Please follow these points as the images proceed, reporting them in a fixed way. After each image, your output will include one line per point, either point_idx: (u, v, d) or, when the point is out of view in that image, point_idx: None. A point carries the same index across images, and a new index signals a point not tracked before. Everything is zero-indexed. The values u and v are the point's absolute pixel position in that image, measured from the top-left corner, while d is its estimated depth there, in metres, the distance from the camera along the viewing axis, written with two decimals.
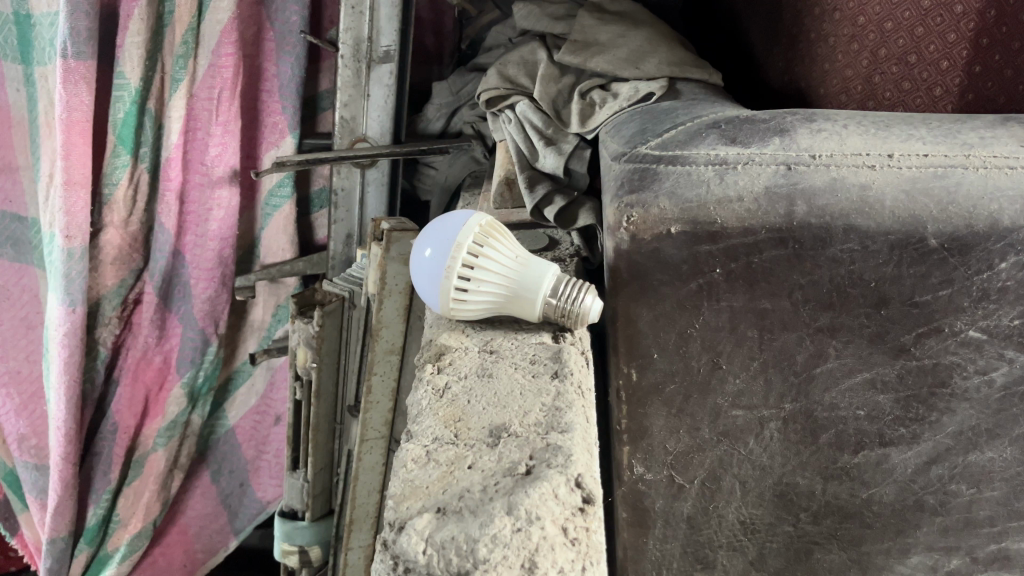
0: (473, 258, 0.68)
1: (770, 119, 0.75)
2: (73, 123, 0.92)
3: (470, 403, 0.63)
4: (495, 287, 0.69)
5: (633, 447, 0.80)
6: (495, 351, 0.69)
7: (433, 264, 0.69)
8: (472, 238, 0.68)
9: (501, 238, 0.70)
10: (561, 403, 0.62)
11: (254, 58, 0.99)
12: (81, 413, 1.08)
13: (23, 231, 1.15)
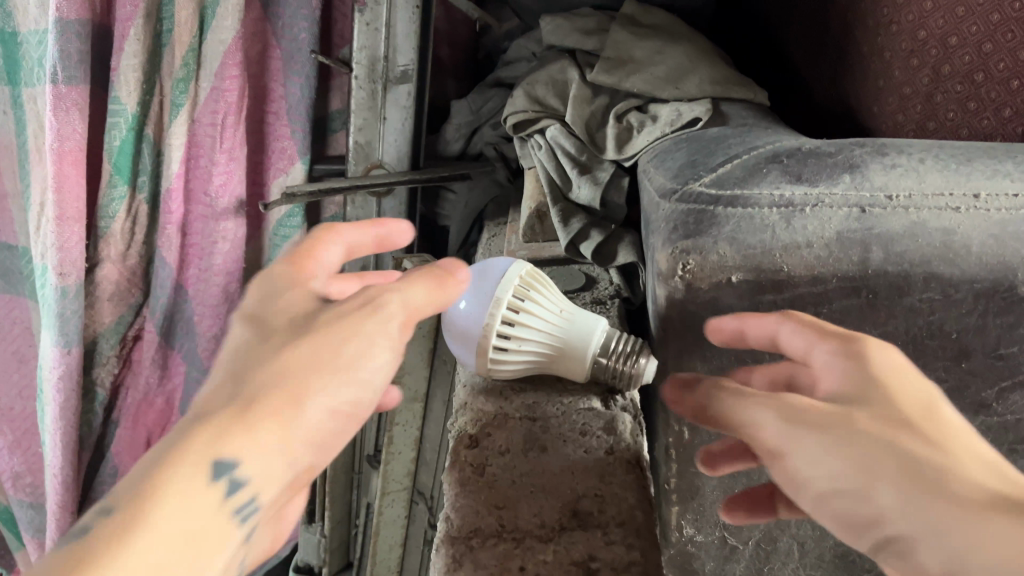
0: (512, 316, 0.61)
1: (837, 152, 0.68)
2: (65, 153, 0.84)
3: (516, 486, 0.61)
4: (537, 344, 0.63)
5: (685, 510, 0.73)
6: (537, 417, 0.65)
7: (469, 323, 0.61)
8: (512, 292, 0.61)
9: (542, 290, 0.63)
10: (615, 489, 0.61)
11: (260, 77, 0.92)
12: (78, 458, 1.01)
13: (14, 260, 1.08)
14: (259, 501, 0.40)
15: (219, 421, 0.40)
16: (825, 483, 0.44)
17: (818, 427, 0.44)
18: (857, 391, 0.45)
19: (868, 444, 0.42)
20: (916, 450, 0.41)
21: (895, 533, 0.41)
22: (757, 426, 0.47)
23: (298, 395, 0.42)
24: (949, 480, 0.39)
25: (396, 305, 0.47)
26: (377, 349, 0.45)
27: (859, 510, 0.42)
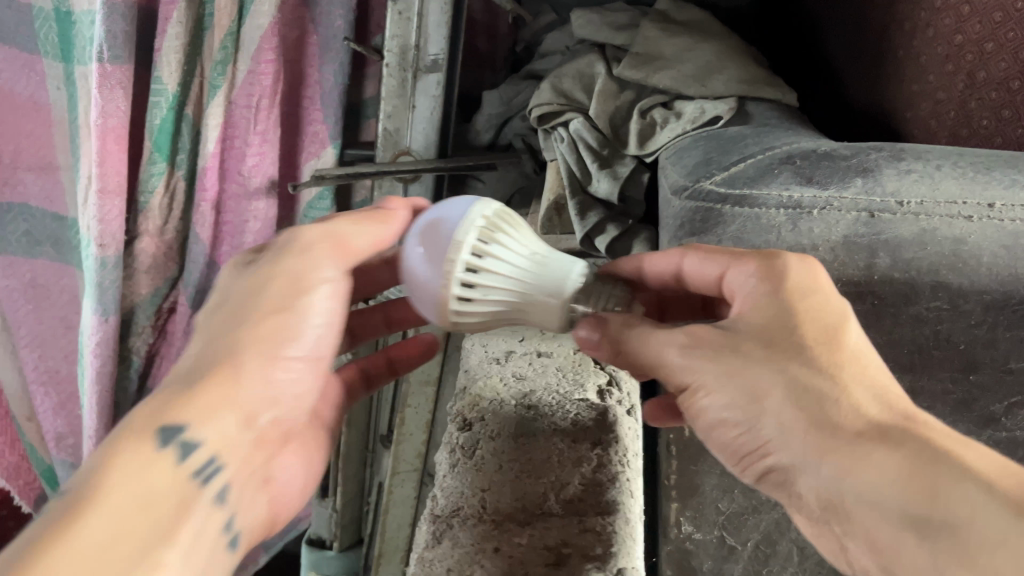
0: (477, 264, 0.54)
1: (852, 154, 0.66)
2: (108, 130, 0.87)
3: (502, 468, 0.65)
4: (503, 296, 0.56)
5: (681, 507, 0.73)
6: (532, 403, 0.69)
7: (429, 273, 0.54)
8: (474, 236, 0.54)
9: (500, 240, 0.56)
10: (602, 474, 0.65)
11: (296, 62, 0.94)
12: (114, 419, 1.06)
13: (63, 231, 1.13)
14: (210, 454, 0.48)
15: (147, 416, 0.46)
16: (718, 413, 0.51)
17: (727, 360, 0.50)
18: (760, 332, 0.51)
19: (773, 385, 0.48)
20: (808, 388, 0.47)
21: (779, 461, 0.48)
22: (664, 357, 0.53)
23: (230, 380, 0.50)
24: (828, 418, 0.46)
25: (315, 239, 0.56)
26: (315, 277, 0.55)
27: (743, 431, 0.50)
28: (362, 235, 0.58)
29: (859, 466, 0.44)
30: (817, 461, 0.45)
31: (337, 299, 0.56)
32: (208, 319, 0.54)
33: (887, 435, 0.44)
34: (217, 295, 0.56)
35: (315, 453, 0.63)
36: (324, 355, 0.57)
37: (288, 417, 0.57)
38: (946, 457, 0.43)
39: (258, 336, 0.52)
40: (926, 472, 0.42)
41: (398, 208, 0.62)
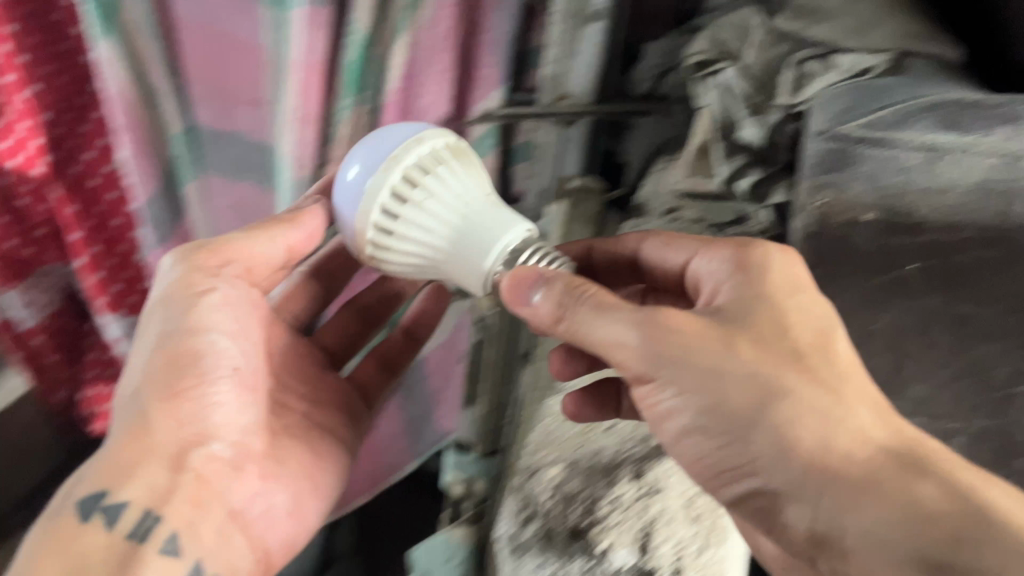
0: (403, 204, 0.63)
1: (997, 106, 0.73)
2: (312, 69, 0.84)
3: None
4: (427, 241, 0.66)
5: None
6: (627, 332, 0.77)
7: (360, 209, 0.63)
8: (410, 168, 0.63)
9: (431, 178, 0.64)
10: None
11: (473, 9, 1.02)
12: None
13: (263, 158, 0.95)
14: (144, 509, 0.67)
15: (115, 461, 0.68)
16: (683, 421, 0.57)
17: (674, 361, 0.56)
18: (723, 337, 0.57)
19: (747, 397, 0.55)
20: (792, 407, 0.54)
21: (763, 476, 0.54)
22: (602, 335, 0.58)
23: (146, 434, 0.69)
24: (801, 454, 0.53)
25: (182, 330, 0.72)
26: (207, 292, 0.73)
27: (728, 441, 0.55)
28: (218, 301, 0.74)
29: (857, 493, 0.51)
30: (816, 486, 0.52)
31: (233, 348, 0.75)
32: (128, 402, 0.70)
33: (873, 483, 0.51)
34: (131, 366, 0.73)
35: (290, 454, 0.80)
36: (246, 375, 0.77)
37: (247, 446, 0.76)
38: (940, 492, 0.50)
39: (174, 442, 0.70)
40: (947, 496, 0.50)
41: (270, 237, 0.74)
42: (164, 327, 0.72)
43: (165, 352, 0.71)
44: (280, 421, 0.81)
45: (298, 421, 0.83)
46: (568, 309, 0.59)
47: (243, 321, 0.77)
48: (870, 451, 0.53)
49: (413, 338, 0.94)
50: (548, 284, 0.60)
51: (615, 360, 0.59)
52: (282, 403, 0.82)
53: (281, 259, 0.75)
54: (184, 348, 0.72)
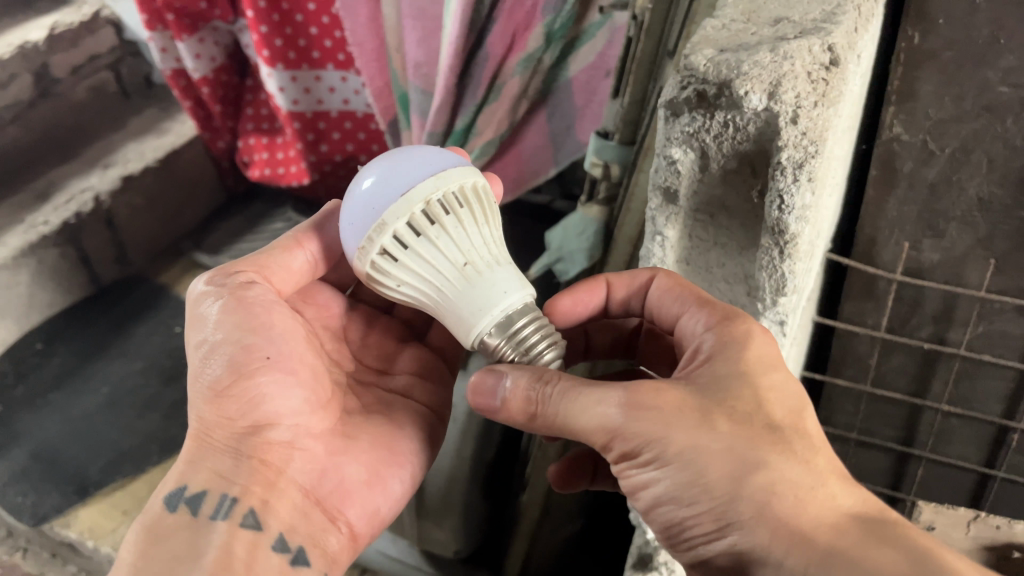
0: (398, 250, 0.28)
1: None
2: None
3: (768, 8, 0.28)
4: (424, 289, 0.30)
5: (888, 103, 0.38)
6: None
7: (350, 246, 0.30)
8: (403, 221, 0.28)
9: (467, 218, 0.29)
10: (837, 11, 0.28)
11: None
12: (221, 80, 0.78)
13: None
14: (201, 488, 0.32)
15: (194, 444, 0.33)
16: (668, 507, 0.26)
17: (652, 440, 0.26)
18: (695, 411, 0.26)
19: (718, 467, 0.25)
20: (765, 485, 0.25)
21: (730, 543, 0.25)
22: (592, 426, 0.26)
23: (204, 441, 0.33)
24: (760, 519, 0.24)
25: (214, 332, 0.33)
26: (286, 271, 0.35)
27: (696, 512, 0.26)
28: (240, 308, 0.33)
29: (836, 573, 0.23)
30: (782, 550, 0.24)
31: (285, 338, 0.34)
32: (193, 403, 0.34)
33: (844, 554, 0.23)
34: (240, 272, 0.34)
35: (368, 430, 0.35)
36: (300, 358, 0.34)
37: (316, 427, 0.34)
38: (929, 564, 0.23)
39: (203, 366, 0.33)
40: (907, 562, 0.23)
41: (293, 249, 0.36)
42: (197, 342, 0.33)
43: (225, 319, 0.33)
44: (347, 404, 0.36)
45: (375, 399, 0.37)
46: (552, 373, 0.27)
47: (280, 324, 0.34)
48: (837, 503, 0.25)
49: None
50: (512, 369, 0.27)
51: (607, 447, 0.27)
52: (361, 384, 0.38)
53: (308, 278, 0.37)
54: (222, 334, 0.33)
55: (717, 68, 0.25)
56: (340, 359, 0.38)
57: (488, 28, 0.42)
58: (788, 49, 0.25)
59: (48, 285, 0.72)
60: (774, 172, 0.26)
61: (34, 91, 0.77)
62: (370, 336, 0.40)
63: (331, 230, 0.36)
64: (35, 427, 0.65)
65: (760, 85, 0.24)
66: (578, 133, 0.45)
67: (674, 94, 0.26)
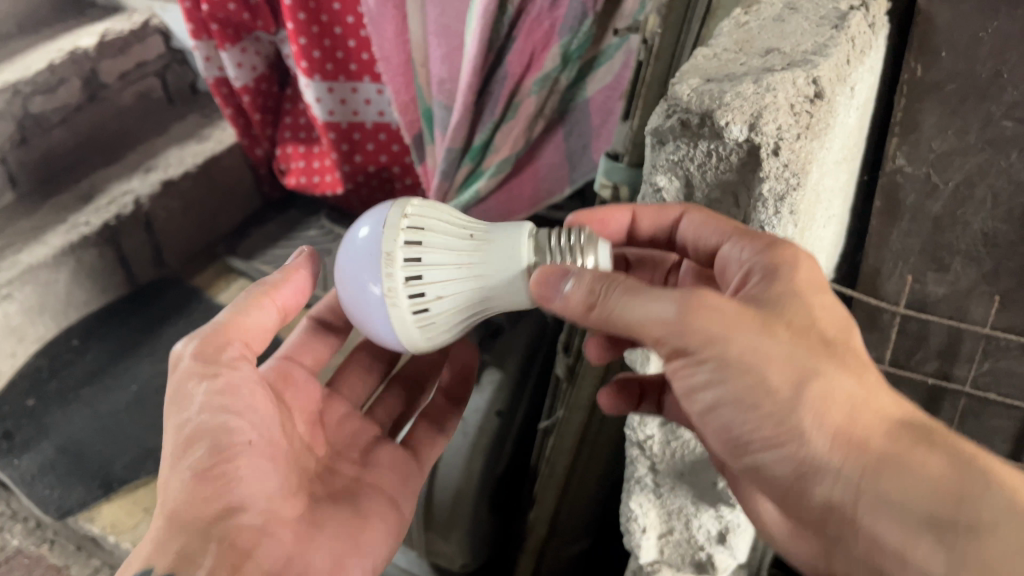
0: (416, 263, 0.28)
1: None
2: None
3: (761, 42, 0.29)
4: (463, 294, 0.29)
5: (891, 133, 0.38)
6: (785, 21, 0.31)
7: (386, 320, 0.29)
8: (396, 236, 0.28)
9: (443, 223, 0.29)
10: (828, 45, 0.28)
11: None
12: (263, 89, 0.80)
13: None
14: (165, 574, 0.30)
15: (164, 523, 0.31)
16: (723, 409, 0.26)
17: (713, 342, 0.25)
18: (755, 319, 0.25)
19: (780, 372, 0.24)
20: (823, 392, 0.24)
21: (787, 452, 0.24)
22: (648, 324, 0.25)
23: (174, 519, 0.31)
24: (820, 425, 0.24)
25: (196, 409, 0.33)
26: (258, 327, 0.35)
27: (754, 417, 0.25)
28: (226, 389, 0.33)
29: (889, 479, 0.23)
30: (839, 456, 0.24)
31: (262, 424, 0.34)
32: (165, 481, 0.32)
33: (897, 459, 0.23)
34: (207, 342, 0.34)
35: (332, 520, 0.35)
36: (277, 445, 0.34)
37: (285, 514, 0.33)
38: (977, 466, 0.23)
39: (184, 449, 0.32)
40: (957, 468, 0.23)
41: (260, 303, 0.35)
42: (178, 419, 0.33)
43: (207, 390, 0.33)
44: (315, 491, 0.36)
45: (345, 490, 0.38)
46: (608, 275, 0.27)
47: (261, 407, 0.34)
48: (888, 411, 0.24)
49: (436, 435, 0.43)
50: (578, 268, 0.27)
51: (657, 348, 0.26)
52: (330, 471, 0.38)
53: (275, 325, 0.37)
54: (203, 418, 0.32)
55: (701, 98, 0.26)
56: (314, 443, 0.38)
57: (508, 47, 0.43)
58: (772, 81, 0.26)
59: (85, 283, 0.74)
60: (758, 203, 0.27)
61: (83, 95, 0.79)
62: (344, 425, 0.41)
63: (300, 276, 0.37)
64: (64, 422, 0.67)
65: (741, 116, 0.25)
66: (594, 152, 0.47)
67: (660, 122, 0.27)
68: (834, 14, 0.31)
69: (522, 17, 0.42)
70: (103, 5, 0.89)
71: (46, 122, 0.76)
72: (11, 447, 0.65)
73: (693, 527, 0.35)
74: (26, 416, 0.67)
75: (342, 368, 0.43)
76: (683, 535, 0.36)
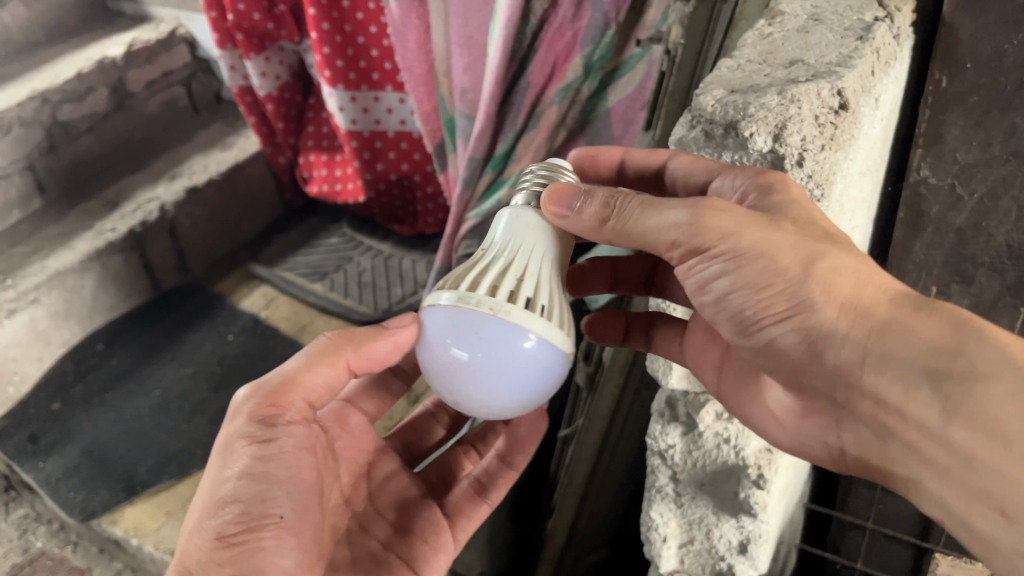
0: (510, 293, 0.27)
1: None
2: None
3: (785, 53, 0.30)
4: (549, 279, 0.28)
5: (915, 145, 0.39)
6: (810, 31, 0.31)
7: (552, 341, 0.27)
8: (473, 297, 0.26)
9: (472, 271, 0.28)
10: (852, 56, 0.29)
11: None
12: (288, 98, 0.81)
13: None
14: None
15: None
16: (733, 296, 0.26)
17: (728, 236, 0.25)
18: (763, 216, 0.25)
19: (787, 254, 0.24)
20: (832, 268, 0.24)
21: (798, 325, 0.24)
22: (663, 231, 0.26)
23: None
24: (827, 296, 0.24)
25: (237, 470, 0.29)
26: (313, 386, 0.32)
27: (764, 297, 0.25)
28: (271, 458, 0.30)
29: (895, 342, 0.23)
30: (846, 325, 0.24)
31: (300, 494, 0.30)
32: (187, 533, 0.29)
33: (902, 325, 0.23)
34: (264, 393, 0.31)
35: None
36: (308, 520, 0.30)
37: None
38: (976, 328, 0.23)
39: (214, 509, 0.29)
40: (958, 326, 0.23)
41: (324, 363, 0.32)
42: (221, 474, 0.29)
43: (252, 445, 0.30)
44: (337, 556, 0.34)
45: (367, 555, 0.35)
46: (619, 195, 0.27)
47: (305, 475, 0.31)
48: (890, 286, 0.24)
49: (479, 503, 0.40)
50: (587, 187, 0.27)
51: (670, 255, 0.26)
52: (361, 530, 0.36)
53: (328, 395, 0.33)
54: (239, 484, 0.29)
55: (725, 109, 0.26)
56: (352, 499, 0.36)
57: (530, 57, 0.44)
58: (796, 91, 0.26)
59: (110, 288, 0.75)
60: None
61: (110, 103, 0.80)
62: (391, 481, 0.38)
63: (374, 348, 0.33)
64: (88, 426, 0.68)
65: (766, 127, 0.25)
66: None
67: (684, 132, 0.28)
68: (858, 25, 0.31)
69: (545, 28, 0.42)
70: (131, 16, 0.91)
71: (74, 130, 0.77)
72: (36, 450, 0.66)
73: (715, 536, 0.35)
74: (51, 419, 0.68)
75: (405, 422, 0.43)
76: (704, 545, 0.36)
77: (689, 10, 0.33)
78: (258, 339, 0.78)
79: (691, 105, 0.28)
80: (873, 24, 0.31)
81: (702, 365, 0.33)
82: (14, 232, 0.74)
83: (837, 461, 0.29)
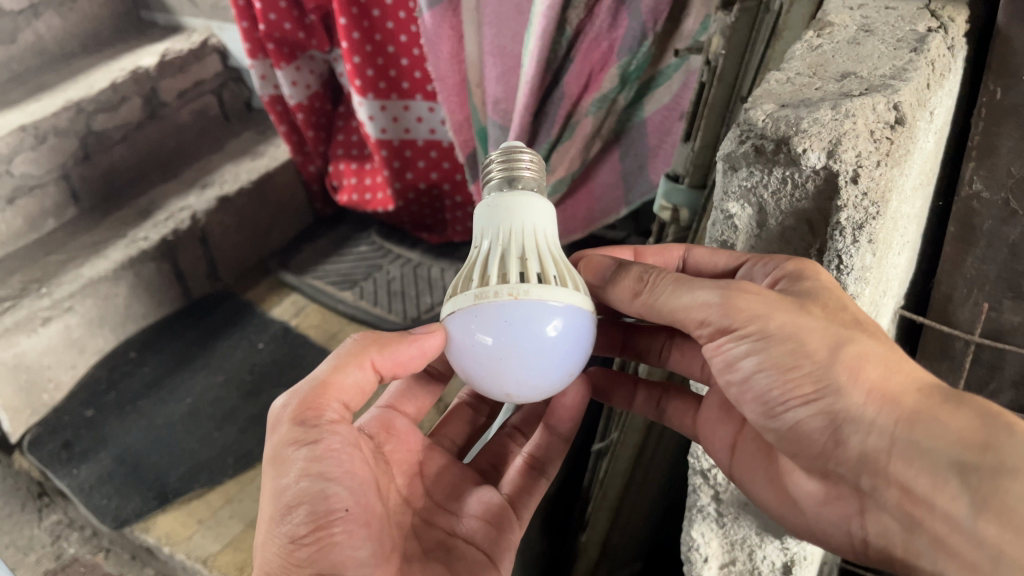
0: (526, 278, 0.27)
1: None
2: None
3: (836, 66, 0.29)
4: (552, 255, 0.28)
5: (967, 158, 0.38)
6: (861, 43, 0.30)
7: (574, 306, 0.27)
8: (490, 293, 0.27)
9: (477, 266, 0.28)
10: (907, 70, 0.28)
11: None
12: (318, 107, 0.81)
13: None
14: None
15: None
16: (761, 376, 0.26)
17: (759, 318, 0.26)
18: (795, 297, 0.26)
19: (817, 337, 0.25)
20: (859, 354, 0.25)
21: (824, 407, 0.25)
22: (693, 309, 0.27)
23: None
24: (855, 382, 0.25)
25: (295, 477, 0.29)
26: (345, 390, 0.31)
27: (790, 378, 0.26)
28: (324, 457, 0.29)
29: (922, 432, 0.24)
30: (874, 409, 0.24)
31: (360, 491, 0.30)
32: (260, 552, 0.28)
33: (929, 415, 0.24)
34: (304, 401, 0.31)
35: None
36: (372, 508, 0.30)
37: None
38: (1003, 422, 0.23)
39: (281, 516, 0.28)
40: (984, 421, 0.24)
41: (358, 365, 0.32)
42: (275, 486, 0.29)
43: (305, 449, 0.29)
44: (408, 548, 0.33)
45: (437, 541, 0.35)
46: (651, 271, 0.29)
47: (360, 474, 0.30)
48: (919, 378, 0.25)
49: (538, 479, 0.40)
50: (621, 265, 0.30)
51: (699, 333, 0.28)
52: (428, 524, 0.35)
53: (359, 399, 0.33)
54: (302, 486, 0.28)
55: (776, 123, 0.26)
56: (411, 497, 0.36)
57: (565, 68, 0.44)
58: (850, 107, 0.26)
59: (143, 296, 0.76)
60: (833, 232, 0.26)
61: (143, 113, 0.81)
62: (445, 474, 0.38)
63: (404, 351, 0.32)
64: (121, 433, 0.68)
65: (819, 142, 0.25)
66: (650, 172, 0.47)
67: (733, 148, 0.27)
68: (911, 37, 0.30)
69: (580, 38, 0.42)
70: (163, 25, 0.92)
71: (108, 139, 0.78)
72: (70, 457, 0.66)
73: (758, 558, 0.34)
74: (85, 426, 0.69)
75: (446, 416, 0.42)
76: (746, 566, 0.35)
77: (730, 20, 0.32)
78: (287, 347, 0.78)
79: (740, 120, 0.27)
80: (925, 36, 0.30)
81: (716, 443, 0.33)
82: (49, 240, 0.75)
83: (857, 549, 0.28)
